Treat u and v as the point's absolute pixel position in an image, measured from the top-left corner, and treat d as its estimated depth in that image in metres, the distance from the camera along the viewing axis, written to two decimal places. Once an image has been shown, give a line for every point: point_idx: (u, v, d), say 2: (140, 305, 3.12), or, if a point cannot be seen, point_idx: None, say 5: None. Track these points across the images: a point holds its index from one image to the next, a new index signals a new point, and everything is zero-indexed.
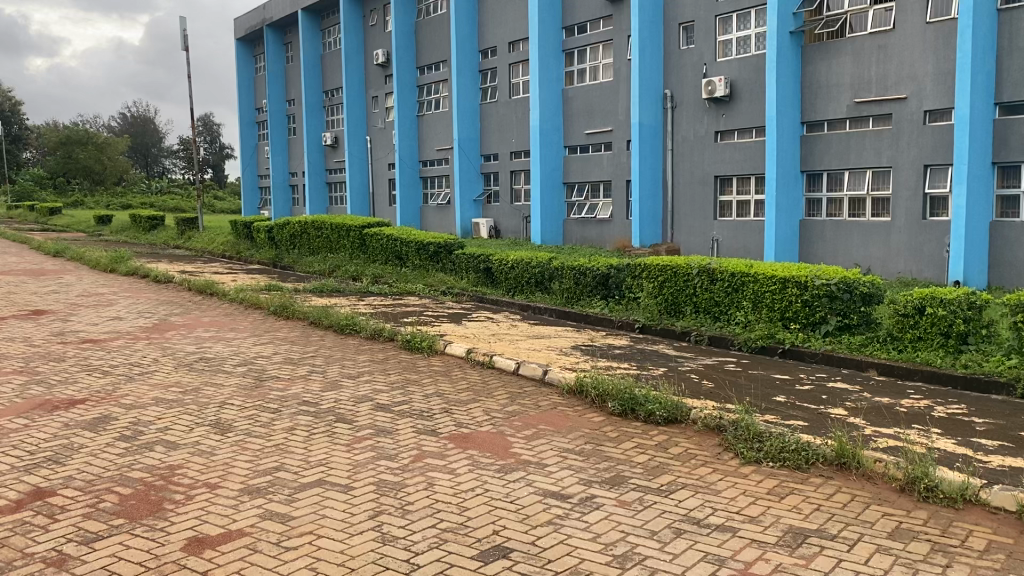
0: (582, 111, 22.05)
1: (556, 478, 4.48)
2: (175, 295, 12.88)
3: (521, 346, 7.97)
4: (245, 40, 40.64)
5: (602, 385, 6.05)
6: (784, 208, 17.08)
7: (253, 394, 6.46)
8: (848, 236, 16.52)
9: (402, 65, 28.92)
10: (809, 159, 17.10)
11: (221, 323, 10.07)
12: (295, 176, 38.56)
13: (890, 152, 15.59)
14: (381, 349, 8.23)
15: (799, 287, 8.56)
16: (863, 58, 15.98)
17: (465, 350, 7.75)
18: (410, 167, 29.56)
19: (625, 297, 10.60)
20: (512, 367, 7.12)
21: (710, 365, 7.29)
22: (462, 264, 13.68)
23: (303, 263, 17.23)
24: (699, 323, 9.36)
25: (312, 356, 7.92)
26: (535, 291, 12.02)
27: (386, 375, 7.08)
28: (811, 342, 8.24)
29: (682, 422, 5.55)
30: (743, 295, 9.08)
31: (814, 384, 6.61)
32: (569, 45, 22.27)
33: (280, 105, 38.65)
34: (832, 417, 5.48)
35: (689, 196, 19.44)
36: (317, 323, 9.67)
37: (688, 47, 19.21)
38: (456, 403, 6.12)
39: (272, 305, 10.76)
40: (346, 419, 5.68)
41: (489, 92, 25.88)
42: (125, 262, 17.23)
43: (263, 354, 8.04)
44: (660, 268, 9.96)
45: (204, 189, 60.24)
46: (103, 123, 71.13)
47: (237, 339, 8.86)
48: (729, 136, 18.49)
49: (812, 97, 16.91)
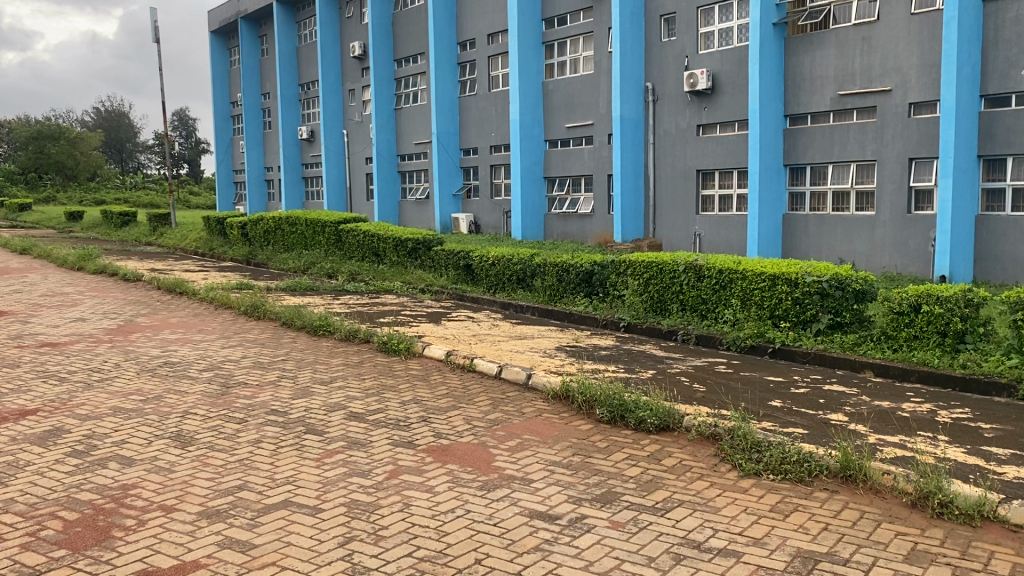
0: (563, 104, 21.71)
1: (543, 496, 4.15)
2: (143, 295, 12.42)
3: (503, 347, 7.64)
4: (219, 32, 39.92)
5: (589, 391, 5.72)
6: (767, 202, 16.84)
7: (218, 402, 6.07)
8: (831, 230, 16.31)
9: (379, 57, 28.45)
10: (793, 152, 16.86)
11: (190, 324, 9.64)
12: (271, 171, 37.97)
13: (875, 145, 15.39)
14: (356, 352, 7.87)
15: (789, 284, 8.28)
16: (847, 50, 15.75)
17: (445, 352, 7.40)
18: (388, 161, 29.10)
19: (609, 294, 10.29)
20: (494, 371, 6.77)
21: (700, 366, 6.99)
22: (441, 260, 13.30)
23: (277, 260, 16.80)
24: (686, 322, 9.07)
25: (283, 360, 7.54)
26: (517, 288, 11.68)
27: (360, 380, 6.72)
28: (802, 341, 7.97)
29: (675, 430, 5.24)
30: (731, 293, 8.79)
31: (809, 386, 6.31)
32: (549, 37, 21.93)
33: (255, 99, 38.04)
34: (833, 424, 5.19)
35: (671, 190, 19.18)
36: (290, 324, 9.28)
37: (670, 39, 18.92)
38: (435, 411, 5.77)
39: (243, 306, 10.35)
40: (318, 430, 5.32)
41: (468, 85, 25.49)
42: (93, 260, 16.74)
43: (231, 357, 7.65)
44: (646, 264, 9.65)
45: (180, 185, 59.35)
46: (77, 118, 70.03)
47: (205, 342, 8.46)
48: (712, 129, 18.23)
49: (796, 90, 16.67)
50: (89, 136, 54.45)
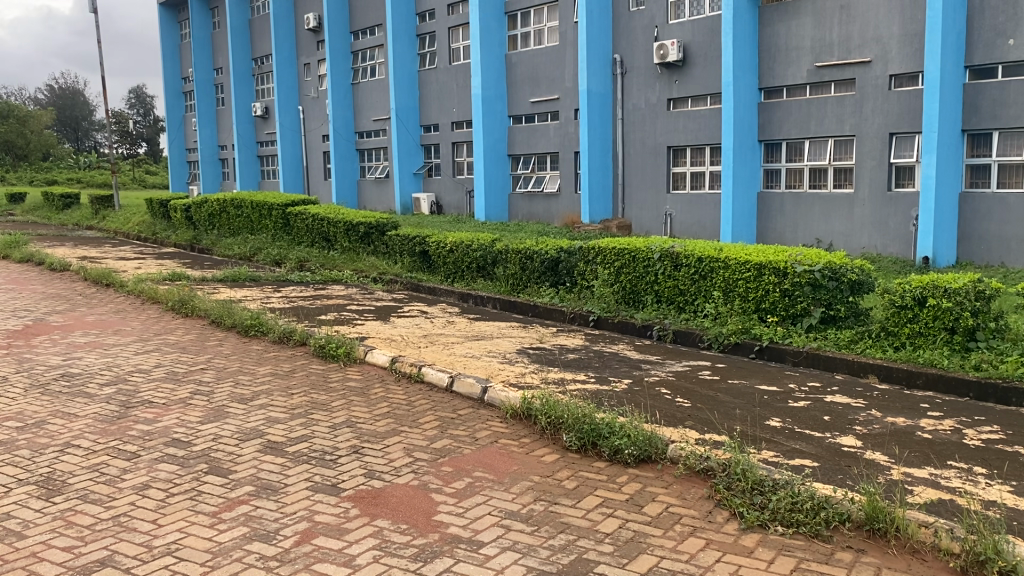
0: (527, 78, 20.69)
1: (496, 569, 3.22)
2: (65, 288, 11.27)
3: (455, 351, 6.68)
4: (168, 5, 38.16)
5: (556, 411, 4.82)
6: (741, 179, 16.01)
7: (110, 429, 5.04)
8: (807, 210, 15.54)
9: (334, 29, 27.13)
10: (767, 128, 16.02)
11: (107, 324, 8.56)
12: (226, 150, 36.49)
13: (854, 120, 14.60)
14: (288, 358, 6.89)
15: (777, 274, 7.41)
16: (824, 19, 14.91)
17: (389, 359, 6.44)
18: (345, 138, 27.87)
19: (577, 284, 9.37)
20: (445, 383, 5.83)
21: (680, 373, 6.09)
22: (395, 246, 12.25)
23: (221, 246, 15.71)
24: (662, 315, 8.19)
25: (201, 370, 6.53)
26: (477, 276, 10.72)
27: (287, 397, 5.74)
28: (792, 337, 7.13)
29: (657, 461, 4.36)
30: (712, 284, 7.91)
31: (809, 399, 5.45)
32: (512, 7, 20.86)
33: (207, 74, 36.40)
34: (844, 454, 4.31)
35: (640, 168, 18.29)
36: (219, 322, 8.26)
37: (638, 8, 17.94)
38: (371, 438, 4.83)
39: (171, 301, 9.29)
40: (222, 470, 4.35)
41: (428, 58, 24.33)
42: (21, 247, 15.46)
43: (142, 367, 6.61)
44: (617, 252, 8.75)
45: (136, 164, 57.32)
46: (30, 96, 67.67)
47: (117, 347, 7.38)
48: (682, 104, 17.33)
49: (771, 62, 15.82)
50: (40, 113, 52.19)
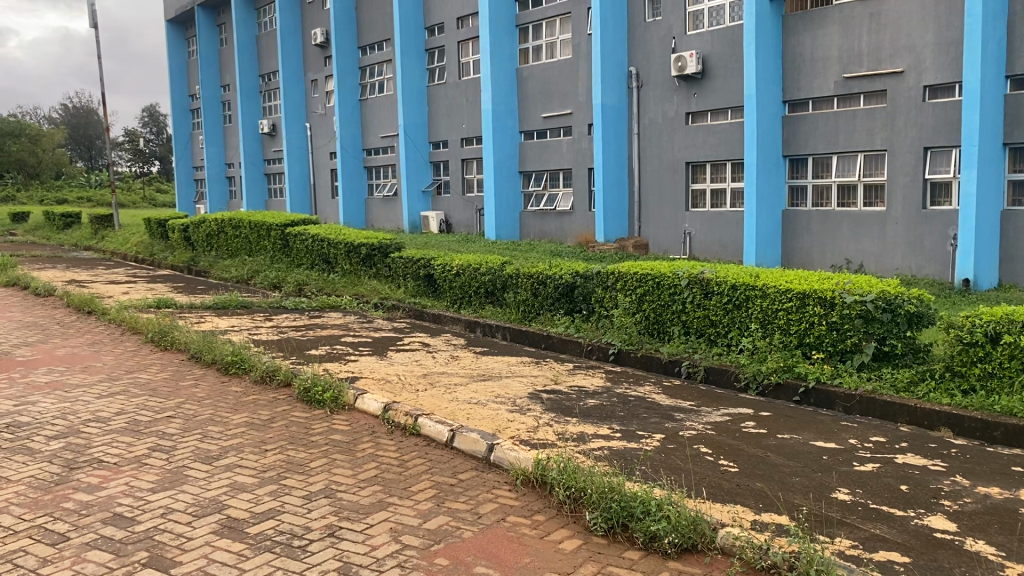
0: (539, 92, 19.94)
1: None
2: (45, 315, 10.49)
3: (458, 396, 5.81)
4: (176, 21, 37.77)
5: (577, 481, 3.97)
6: (765, 197, 15.14)
7: (41, 500, 4.20)
8: (836, 229, 14.66)
9: (342, 44, 26.51)
10: (792, 142, 15.16)
11: (78, 359, 7.76)
12: (233, 168, 35.91)
13: (884, 134, 13.72)
14: (268, 403, 6.05)
15: (823, 304, 6.53)
16: (852, 28, 14.09)
17: (382, 406, 5.59)
18: (353, 155, 27.20)
19: (595, 312, 8.50)
20: (445, 437, 4.98)
21: (719, 425, 5.23)
22: (398, 269, 11.44)
23: (218, 269, 14.96)
24: (692, 349, 7.34)
25: (169, 418, 5.71)
26: (486, 303, 9.88)
27: (259, 455, 4.90)
28: (841, 378, 6.27)
29: (704, 552, 3.50)
30: (748, 315, 7.05)
31: (877, 461, 4.57)
32: (523, 19, 20.17)
33: (214, 92, 35.91)
34: (942, 544, 3.42)
35: (657, 184, 17.46)
36: (199, 358, 7.45)
37: (655, 19, 17.18)
38: (353, 515, 3.98)
39: (152, 332, 8.50)
40: (164, 563, 3.49)
41: (437, 73, 23.65)
42: (9, 269, 14.73)
43: (102, 415, 5.79)
44: (639, 277, 7.90)
45: (148, 183, 57.05)
46: (44, 116, 67.80)
47: (79, 388, 6.56)
48: (702, 118, 16.51)
49: (796, 73, 14.99)
50: (52, 132, 52.00)
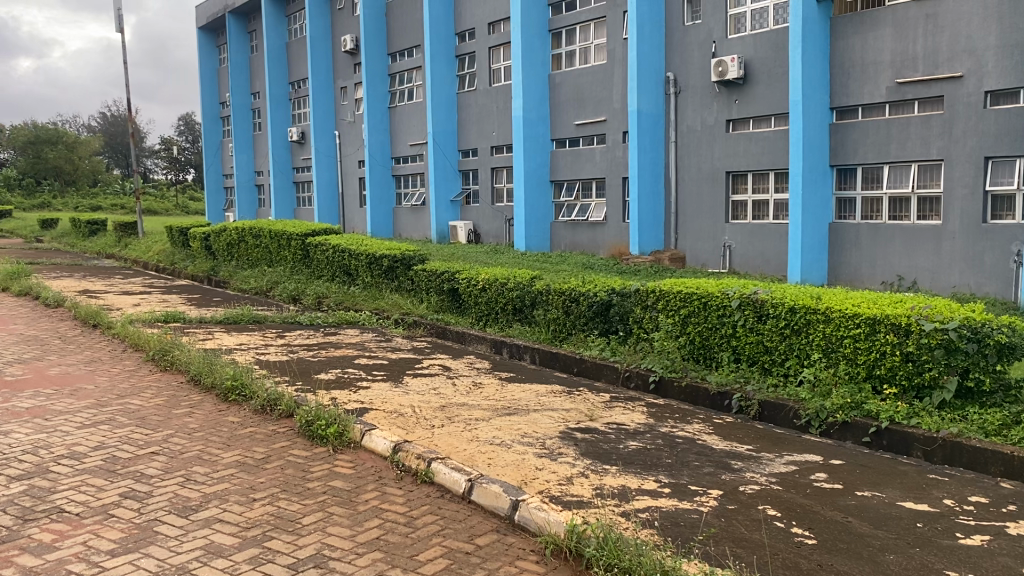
0: (572, 99, 19.22)
1: None
2: (48, 328, 9.93)
3: (480, 434, 5.08)
4: (207, 28, 37.66)
5: (622, 560, 3.22)
6: (811, 210, 14.26)
7: None
8: (887, 244, 13.74)
9: (371, 51, 26.00)
10: (840, 151, 14.26)
11: (69, 380, 7.13)
12: (262, 176, 35.58)
13: (941, 142, 12.79)
14: (266, 439, 5.36)
15: (897, 332, 5.67)
16: (907, 30, 13.18)
17: (391, 446, 4.87)
18: (381, 163, 26.66)
19: (633, 334, 7.72)
20: (461, 488, 4.25)
21: (786, 478, 4.43)
22: (421, 282, 10.74)
23: (237, 280, 14.41)
24: (744, 379, 6.57)
25: (150, 456, 5.02)
26: (514, 320, 9.15)
27: (245, 507, 4.20)
28: (919, 418, 5.44)
29: None
30: (810, 341, 6.24)
31: (984, 533, 3.74)
32: (556, 24, 19.47)
33: (244, 99, 35.67)
34: None
35: (696, 195, 16.62)
36: (198, 380, 6.80)
37: (694, 23, 16.40)
38: None
39: (153, 350, 7.86)
40: None
41: (467, 79, 23.03)
42: (24, 277, 14.27)
43: (78, 450, 5.12)
44: (683, 297, 7.11)
45: (182, 191, 57.25)
46: (83, 124, 68.64)
47: (61, 416, 5.91)
48: (743, 125, 15.68)
49: (845, 78, 14.09)
50: (89, 140, 52.37)
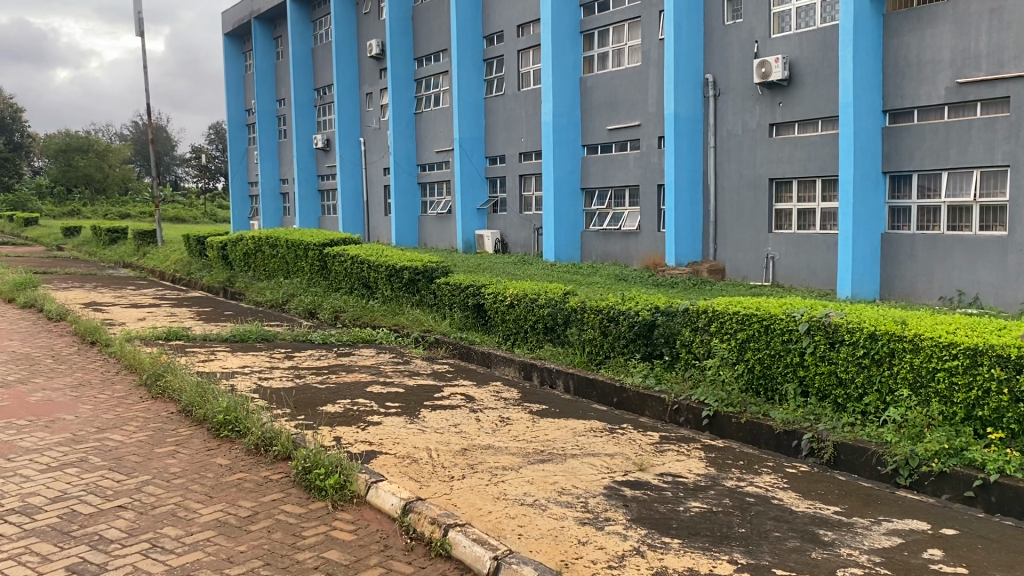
0: (604, 103, 18.35)
1: None
2: (44, 345, 9.20)
3: (507, 490, 4.22)
4: (233, 35, 37.27)
5: None
6: (863, 219, 13.26)
7: None
8: (946, 257, 12.68)
9: (397, 55, 25.31)
10: (895, 156, 13.24)
11: (48, 409, 6.34)
12: (287, 183, 35.06)
13: (1007, 146, 11.74)
14: (256, 488, 4.54)
15: (1005, 367, 4.68)
16: (969, 26, 12.17)
17: (401, 506, 4.03)
18: (406, 170, 25.94)
19: (681, 359, 6.82)
20: (485, 569, 3.39)
21: (893, 558, 3.51)
22: (444, 297, 9.91)
23: (253, 292, 13.73)
24: (814, 417, 5.67)
25: (116, 511, 4.22)
26: (546, 341, 8.28)
27: None
28: None
29: None
30: (894, 374, 5.29)
31: None
32: (588, 25, 18.64)
33: (269, 106, 35.20)
34: None
35: (736, 203, 15.66)
36: (190, 412, 6.01)
37: (735, 22, 15.48)
38: None
39: (146, 375, 7.08)
40: None
41: (495, 84, 22.24)
42: (30, 288, 13.60)
43: (31, 504, 4.31)
44: (742, 318, 6.21)
45: (211, 200, 56.98)
46: (115, 133, 68.87)
47: (27, 455, 5.14)
48: (788, 129, 14.72)
49: (900, 78, 13.09)
50: (120, 149, 52.25)
